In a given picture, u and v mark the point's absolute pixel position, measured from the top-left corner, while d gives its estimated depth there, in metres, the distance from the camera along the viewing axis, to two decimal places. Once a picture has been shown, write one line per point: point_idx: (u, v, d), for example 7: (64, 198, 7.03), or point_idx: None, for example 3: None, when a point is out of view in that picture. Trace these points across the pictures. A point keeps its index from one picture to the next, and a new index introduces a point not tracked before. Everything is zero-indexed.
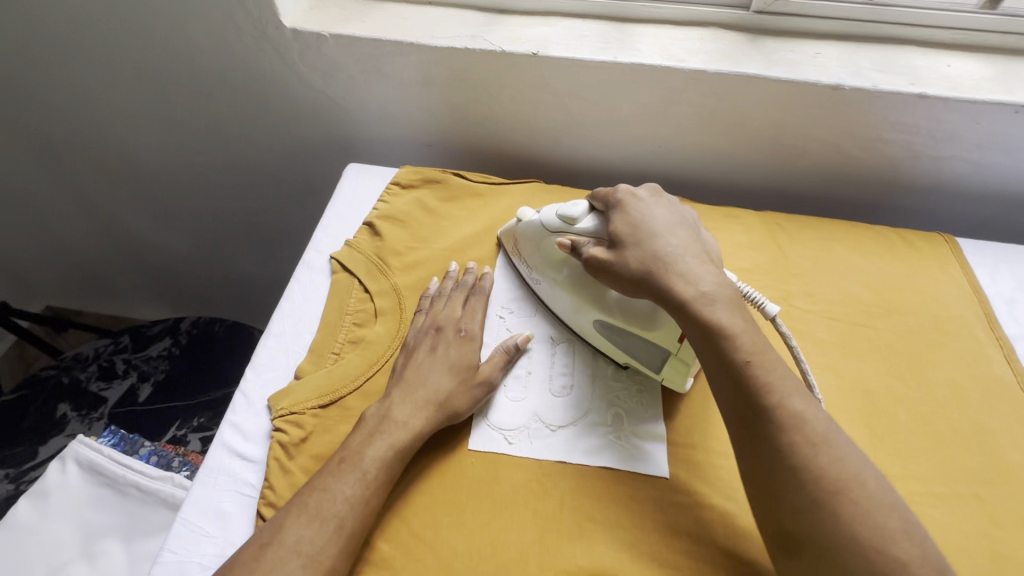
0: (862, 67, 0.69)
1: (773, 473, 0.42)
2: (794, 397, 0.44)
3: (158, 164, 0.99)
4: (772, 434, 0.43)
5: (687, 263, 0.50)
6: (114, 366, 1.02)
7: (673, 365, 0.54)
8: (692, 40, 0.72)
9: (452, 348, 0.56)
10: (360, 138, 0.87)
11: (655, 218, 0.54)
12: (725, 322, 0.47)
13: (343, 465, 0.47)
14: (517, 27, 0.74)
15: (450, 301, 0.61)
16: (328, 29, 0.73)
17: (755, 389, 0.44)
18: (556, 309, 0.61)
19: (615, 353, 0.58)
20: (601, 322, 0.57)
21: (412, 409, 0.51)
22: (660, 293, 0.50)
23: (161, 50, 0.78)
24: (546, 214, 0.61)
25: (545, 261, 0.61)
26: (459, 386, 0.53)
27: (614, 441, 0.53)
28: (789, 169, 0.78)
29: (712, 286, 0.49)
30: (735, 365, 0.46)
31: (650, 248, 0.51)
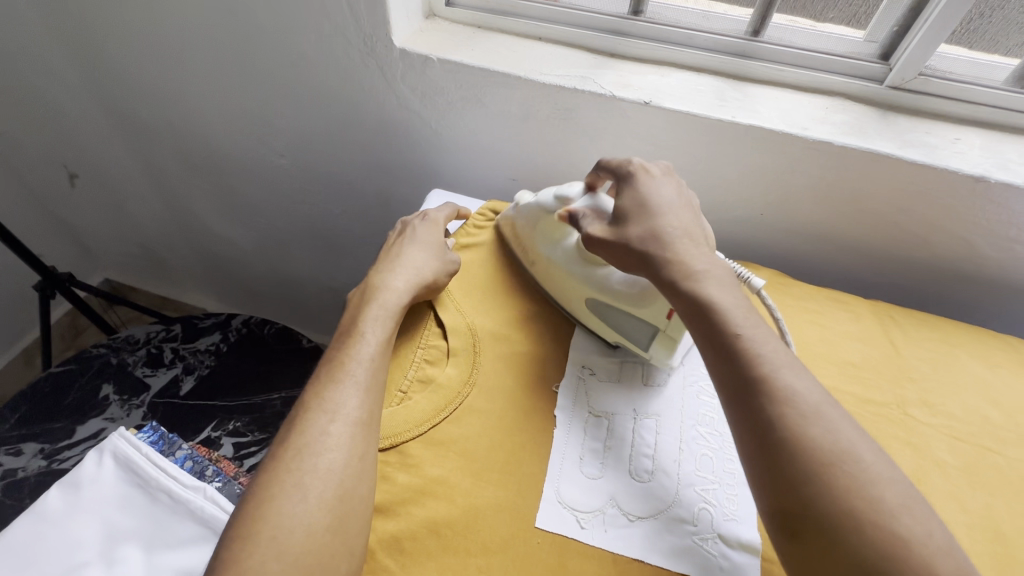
0: (1009, 160, 0.62)
1: (766, 447, 0.40)
2: (784, 369, 0.42)
3: (239, 160, 1.00)
4: (761, 405, 0.41)
5: (685, 243, 0.50)
6: (162, 354, 1.01)
7: (662, 341, 0.55)
8: (817, 109, 0.68)
9: (425, 238, 0.63)
10: (445, 164, 0.85)
11: (661, 196, 0.54)
12: (717, 297, 0.46)
13: (341, 337, 0.53)
14: (628, 73, 0.71)
15: (418, 233, 0.64)
16: (435, 53, 0.71)
17: (744, 360, 0.43)
18: (551, 291, 0.63)
19: (607, 331, 0.59)
20: (594, 297, 0.58)
21: (398, 275, 0.58)
22: (661, 269, 0.49)
23: (268, 53, 0.79)
24: (546, 194, 0.63)
25: (542, 243, 0.63)
26: (432, 257, 0.61)
27: (698, 545, 0.47)
28: (904, 255, 0.72)
29: (710, 265, 0.49)
30: (722, 335, 0.45)
31: (653, 225, 0.51)
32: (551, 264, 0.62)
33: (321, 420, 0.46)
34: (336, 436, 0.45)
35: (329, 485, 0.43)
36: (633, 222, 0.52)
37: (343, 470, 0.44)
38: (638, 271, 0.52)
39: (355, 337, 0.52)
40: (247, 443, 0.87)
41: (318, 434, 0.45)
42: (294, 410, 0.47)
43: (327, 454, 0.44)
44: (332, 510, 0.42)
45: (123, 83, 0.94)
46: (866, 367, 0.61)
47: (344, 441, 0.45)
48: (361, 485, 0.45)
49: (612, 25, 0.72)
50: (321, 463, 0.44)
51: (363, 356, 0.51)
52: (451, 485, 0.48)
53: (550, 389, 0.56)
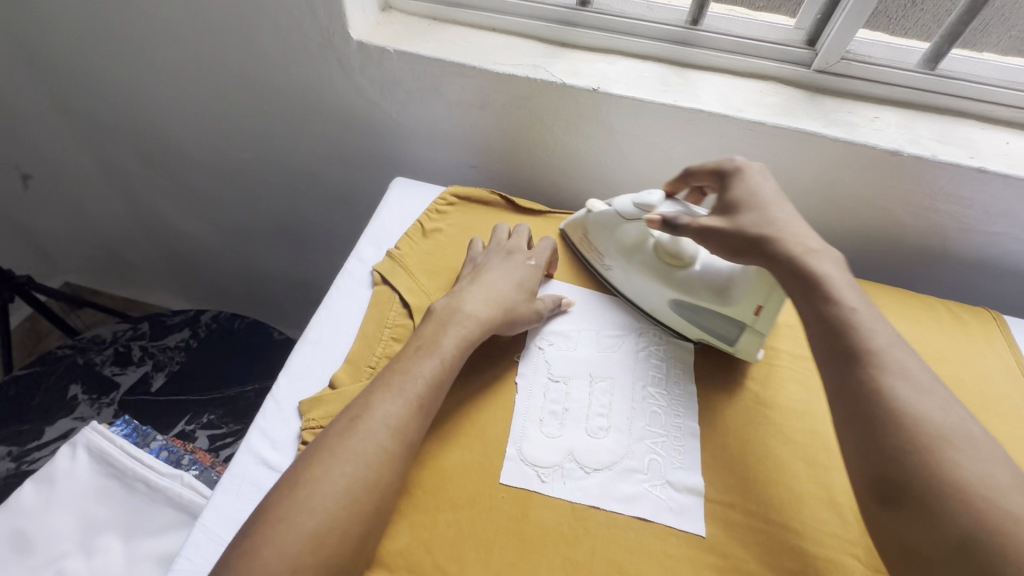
0: (921, 136, 0.69)
1: (866, 412, 0.42)
2: (896, 348, 0.45)
3: (201, 156, 1.00)
4: (870, 373, 0.43)
5: (798, 228, 0.53)
6: (130, 352, 1.00)
7: (750, 334, 0.59)
8: (751, 92, 0.73)
9: (519, 270, 0.63)
10: (409, 155, 0.88)
11: (767, 192, 0.57)
12: (829, 280, 0.49)
13: (420, 352, 0.52)
14: (578, 62, 0.75)
15: (512, 264, 0.63)
16: (393, 45, 0.74)
17: (857, 336, 0.45)
18: (631, 294, 0.66)
19: (689, 330, 0.62)
20: (677, 298, 0.61)
21: (482, 300, 0.58)
22: (771, 250, 0.52)
23: (226, 49, 0.80)
24: (623, 203, 0.65)
25: (619, 248, 0.65)
26: (515, 286, 0.61)
27: (649, 491, 0.52)
28: (836, 226, 0.78)
29: (821, 250, 0.51)
30: (832, 312, 0.47)
31: (766, 211, 0.54)
32: (632, 268, 0.64)
33: (381, 432, 0.46)
34: (388, 452, 0.46)
35: (371, 495, 0.44)
36: (745, 208, 0.55)
37: (387, 486, 0.45)
38: (747, 259, 0.54)
39: (426, 355, 0.52)
40: (222, 435, 0.88)
41: (366, 443, 0.45)
42: (355, 408, 0.47)
43: (375, 465, 0.45)
44: (368, 520, 0.44)
45: (76, 81, 0.93)
46: None
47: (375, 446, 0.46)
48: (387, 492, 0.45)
49: (561, 16, 0.76)
50: (371, 473, 0.44)
51: (428, 376, 0.51)
52: (421, 450, 0.52)
53: (512, 360, 0.60)
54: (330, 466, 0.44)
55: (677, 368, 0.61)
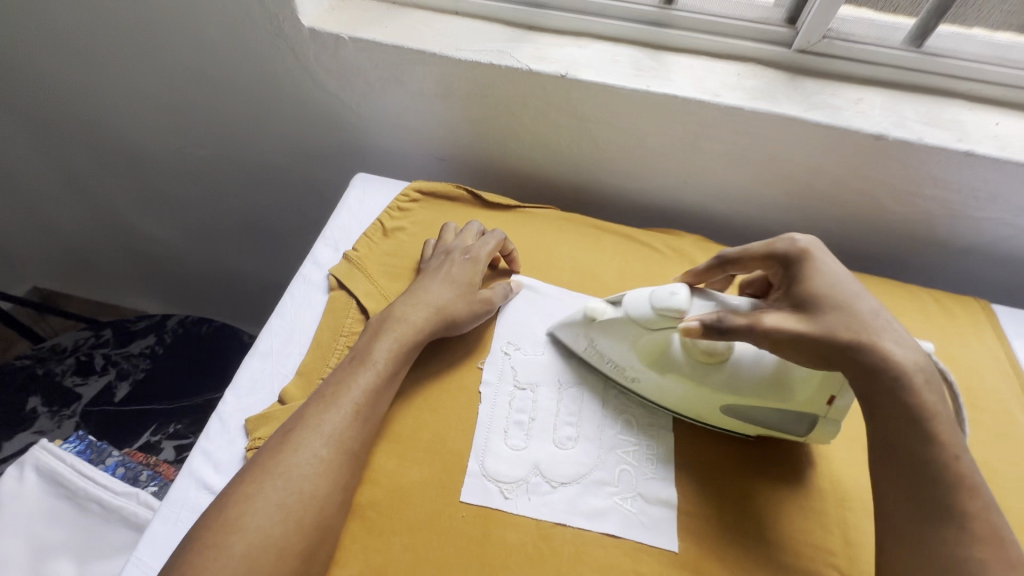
0: (907, 118, 0.65)
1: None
2: (989, 504, 0.39)
3: (158, 154, 0.95)
4: (959, 537, 0.38)
5: (895, 333, 0.43)
6: (93, 361, 0.96)
7: (823, 426, 0.49)
8: (729, 75, 0.69)
9: (455, 267, 0.59)
10: (374, 148, 0.84)
11: (845, 279, 0.45)
12: (930, 413, 0.41)
13: (354, 362, 0.50)
14: (546, 46, 0.70)
15: (449, 263, 0.59)
16: (348, 32, 0.69)
17: (953, 490, 0.39)
18: (666, 401, 0.53)
19: (747, 429, 0.52)
20: (732, 403, 0.50)
21: (413, 308, 0.54)
22: (867, 366, 0.42)
23: (172, 39, 0.75)
24: (633, 304, 0.51)
25: (642, 359, 0.52)
26: (452, 288, 0.57)
27: (619, 505, 0.49)
28: (820, 215, 0.75)
29: (922, 366, 0.42)
30: (931, 454, 0.40)
31: (855, 310, 0.43)
32: (668, 381, 0.51)
33: (314, 440, 0.44)
34: (326, 463, 0.44)
35: (308, 509, 0.42)
36: (827, 304, 0.44)
37: (325, 498, 0.43)
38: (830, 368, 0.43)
39: (361, 360, 0.50)
40: (189, 445, 0.85)
41: (300, 454, 0.43)
42: (290, 421, 0.45)
43: (311, 477, 0.43)
44: (309, 537, 0.41)
45: (18, 76, 0.87)
46: None
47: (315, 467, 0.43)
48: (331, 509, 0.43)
49: None
50: (307, 485, 0.42)
51: (365, 382, 0.48)
52: (376, 468, 0.49)
53: (475, 366, 0.56)
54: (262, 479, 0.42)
55: None
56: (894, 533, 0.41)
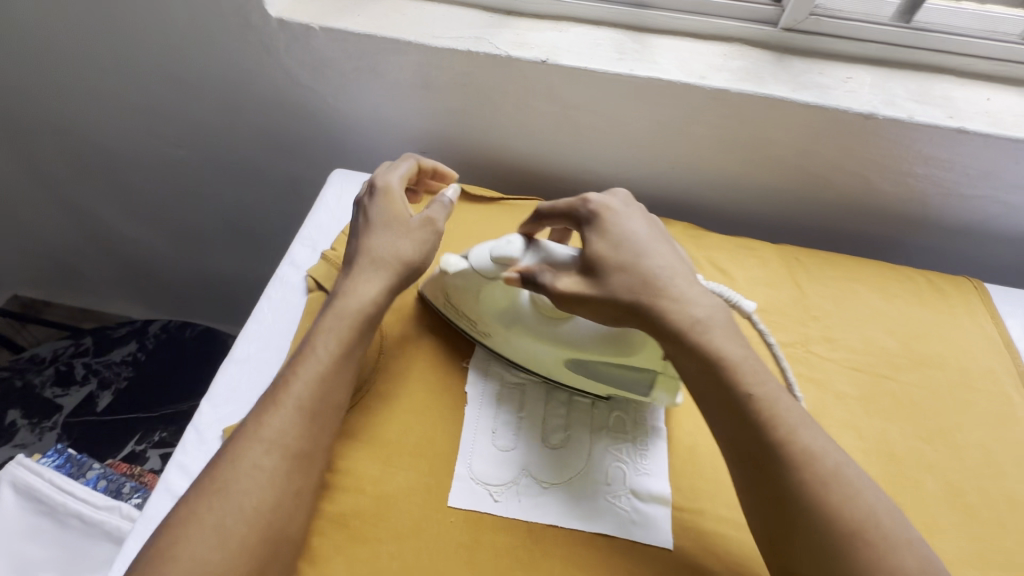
0: (896, 96, 0.64)
1: (782, 514, 0.39)
2: (803, 430, 0.40)
3: (130, 154, 0.92)
4: (779, 475, 0.39)
5: (677, 284, 0.44)
6: (73, 371, 0.93)
7: (663, 384, 0.49)
8: (714, 56, 0.67)
9: (373, 209, 0.53)
10: (352, 143, 0.81)
11: (638, 233, 0.47)
12: (725, 355, 0.42)
13: (298, 356, 0.46)
14: (524, 31, 0.68)
15: (367, 209, 0.53)
16: (318, 21, 0.66)
17: (760, 426, 0.40)
18: (518, 358, 0.53)
19: (594, 387, 0.52)
20: (571, 357, 0.50)
21: (362, 275, 0.49)
22: (653, 323, 0.44)
23: (136, 34, 0.72)
24: (477, 254, 0.51)
25: (488, 314, 0.52)
26: (399, 235, 0.51)
27: (612, 504, 0.47)
28: (810, 198, 0.73)
29: (707, 313, 0.43)
30: (738, 398, 0.41)
31: (639, 267, 0.45)
32: (511, 333, 0.51)
33: (254, 450, 0.41)
34: (268, 474, 0.41)
35: (253, 526, 0.39)
36: (613, 265, 0.45)
37: (272, 512, 0.40)
38: (627, 324, 0.45)
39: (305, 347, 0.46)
40: None
41: (237, 469, 0.41)
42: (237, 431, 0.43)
43: (254, 491, 0.40)
44: (256, 555, 0.39)
45: None
46: (772, 310, 0.63)
47: (269, 479, 0.41)
48: (288, 522, 0.41)
49: None
50: (253, 501, 0.40)
51: (309, 374, 0.45)
52: (361, 476, 0.47)
53: (460, 366, 0.55)
54: (197, 499, 0.40)
55: None
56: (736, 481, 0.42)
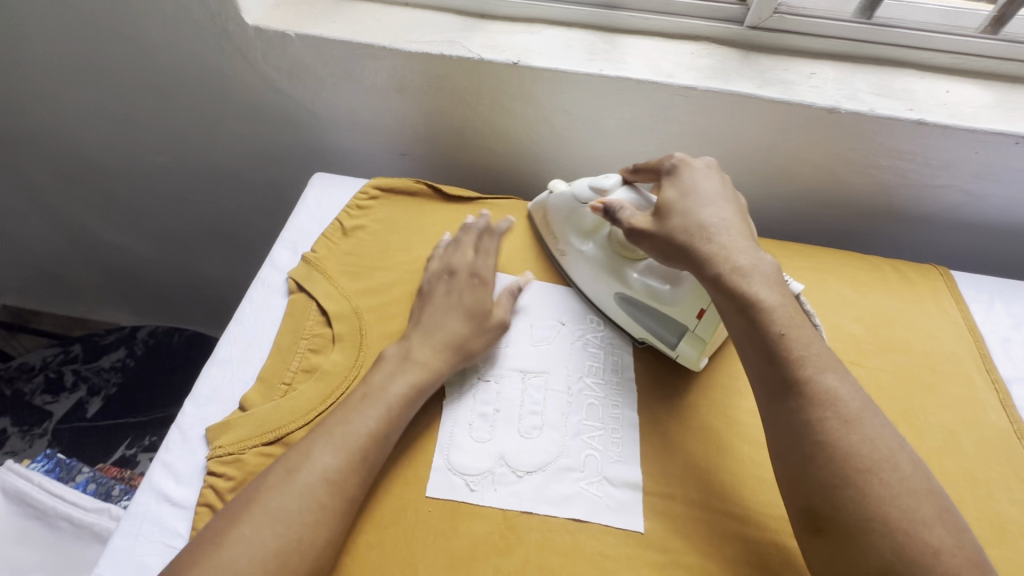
0: (858, 90, 0.66)
1: (800, 444, 0.42)
2: (829, 372, 0.44)
3: (114, 162, 0.93)
4: (801, 406, 0.43)
5: (725, 236, 0.50)
6: (63, 378, 0.94)
7: (689, 340, 0.55)
8: (682, 55, 0.68)
9: (464, 291, 0.58)
10: (333, 147, 0.82)
11: (705, 190, 0.54)
12: (760, 296, 0.47)
13: (365, 400, 0.49)
14: (497, 34, 0.69)
15: (452, 287, 0.58)
16: (294, 28, 0.68)
17: (788, 361, 0.44)
18: (581, 285, 0.62)
19: (633, 327, 0.59)
20: (624, 292, 0.58)
21: (425, 351, 0.53)
22: (697, 263, 0.50)
23: (115, 44, 0.73)
24: (579, 185, 0.62)
25: (575, 233, 0.62)
26: (464, 319, 0.55)
27: (585, 490, 0.49)
28: (781, 192, 0.75)
29: (750, 262, 0.49)
30: (769, 334, 0.45)
31: (695, 215, 0.52)
32: (584, 256, 0.61)
33: (312, 483, 0.43)
34: (323, 509, 0.43)
35: (297, 555, 0.41)
36: (675, 210, 0.53)
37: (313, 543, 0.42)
38: (674, 263, 0.52)
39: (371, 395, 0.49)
40: None
41: (296, 500, 0.42)
42: (292, 459, 0.45)
43: (299, 522, 0.42)
44: None
45: None
46: None
47: (310, 509, 0.42)
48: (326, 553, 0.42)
49: None
50: (298, 529, 0.41)
51: (369, 418, 0.47)
52: None
53: None
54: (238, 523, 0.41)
55: (616, 355, 0.58)
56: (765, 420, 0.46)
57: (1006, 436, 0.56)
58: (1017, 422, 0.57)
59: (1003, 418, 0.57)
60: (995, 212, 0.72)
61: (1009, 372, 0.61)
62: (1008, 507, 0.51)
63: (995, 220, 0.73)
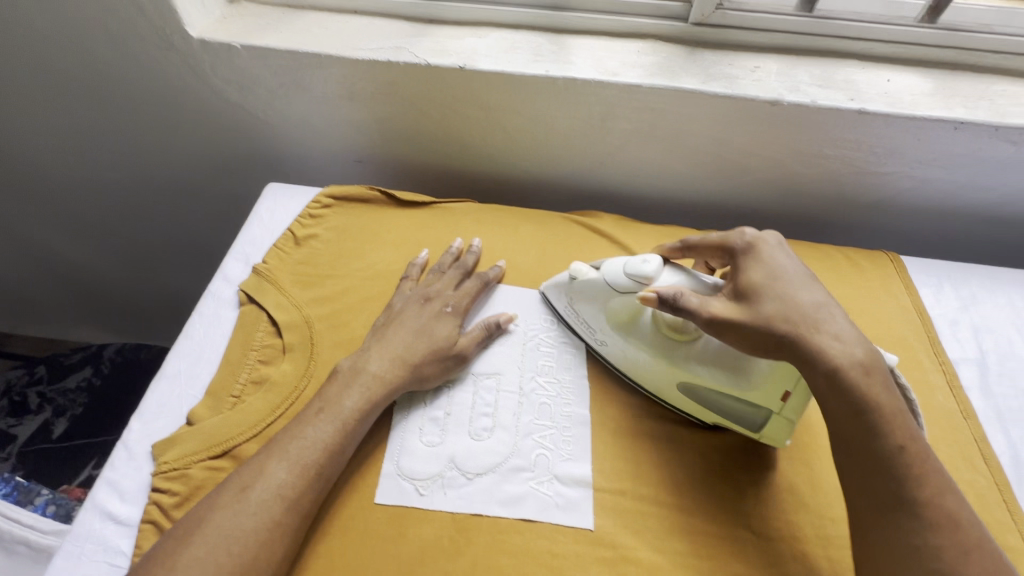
0: (801, 82, 0.67)
1: (915, 572, 0.38)
2: (946, 493, 0.40)
3: (71, 181, 0.92)
4: (918, 530, 0.39)
5: (832, 327, 0.44)
6: (27, 400, 0.93)
7: (777, 423, 0.49)
8: (629, 53, 0.69)
9: (432, 315, 0.57)
10: (290, 156, 0.82)
11: (793, 271, 0.47)
12: (881, 404, 0.41)
13: (320, 413, 0.48)
14: (444, 39, 0.70)
15: (420, 310, 0.57)
16: (239, 39, 0.67)
17: (908, 479, 0.40)
18: (632, 373, 0.55)
19: (707, 414, 0.53)
20: (689, 382, 0.51)
21: (379, 364, 0.52)
22: (806, 362, 0.42)
23: (61, 62, 0.72)
24: (608, 269, 0.54)
25: (612, 324, 0.55)
26: (421, 341, 0.54)
27: (535, 490, 0.49)
28: (734, 185, 0.76)
29: (866, 360, 0.42)
30: (887, 449, 0.40)
31: (796, 300, 0.45)
32: (631, 349, 0.54)
33: (263, 497, 0.43)
34: (276, 524, 0.42)
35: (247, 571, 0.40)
36: (768, 293, 0.45)
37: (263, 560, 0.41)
38: (770, 357, 0.44)
39: (326, 408, 0.49)
40: None
41: (248, 517, 0.42)
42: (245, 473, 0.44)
43: (249, 539, 0.41)
44: None
45: None
46: None
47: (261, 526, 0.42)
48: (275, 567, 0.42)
49: None
50: (249, 546, 0.41)
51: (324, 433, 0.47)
52: None
53: None
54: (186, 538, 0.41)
55: (568, 354, 0.59)
56: (863, 532, 0.41)
57: (954, 417, 0.57)
58: (963, 402, 0.58)
59: (950, 400, 0.58)
60: (943, 197, 0.74)
61: (956, 354, 0.62)
62: (955, 487, 0.52)
63: (943, 206, 0.75)
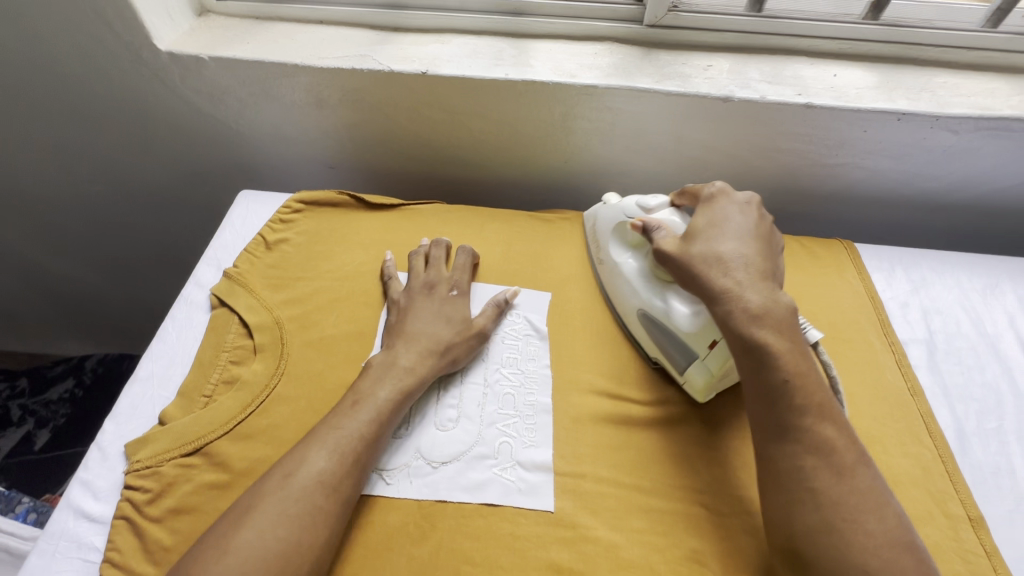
0: (751, 79, 0.69)
1: (784, 483, 0.43)
2: (826, 424, 0.44)
3: (49, 195, 0.93)
4: (793, 450, 0.43)
5: (742, 272, 0.49)
6: (9, 414, 0.93)
7: (697, 367, 0.54)
8: (587, 55, 0.72)
9: (442, 303, 0.60)
10: (265, 164, 0.84)
11: (734, 223, 0.53)
12: (770, 340, 0.46)
13: (356, 405, 0.50)
14: (408, 46, 0.72)
15: (428, 300, 0.60)
16: (207, 51, 0.69)
17: (789, 405, 0.44)
18: (613, 294, 0.64)
19: (648, 344, 0.59)
20: (643, 309, 0.59)
21: (411, 356, 0.55)
22: (711, 294, 0.49)
23: (33, 79, 0.74)
24: (628, 201, 0.64)
25: (618, 245, 0.64)
26: (445, 326, 0.58)
27: (499, 476, 0.51)
28: (695, 179, 0.79)
29: (767, 302, 0.47)
30: (773, 378, 0.45)
31: (717, 246, 0.51)
32: (616, 269, 0.63)
33: (309, 483, 0.44)
34: (321, 509, 0.44)
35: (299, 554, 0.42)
36: (700, 237, 0.52)
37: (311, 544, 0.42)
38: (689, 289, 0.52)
39: (361, 398, 0.51)
40: None
41: (295, 504, 0.43)
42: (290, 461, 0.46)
43: (296, 525, 0.42)
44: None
45: None
46: None
47: (305, 508, 0.43)
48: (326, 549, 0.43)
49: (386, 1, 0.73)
50: (298, 530, 0.42)
51: (360, 419, 0.49)
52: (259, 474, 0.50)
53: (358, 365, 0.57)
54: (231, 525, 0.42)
55: (533, 346, 0.61)
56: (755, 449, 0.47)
57: (902, 394, 0.59)
58: (911, 380, 0.60)
59: (899, 378, 0.61)
60: (893, 185, 0.77)
61: (905, 334, 0.65)
62: (902, 460, 0.54)
63: (895, 193, 0.78)
